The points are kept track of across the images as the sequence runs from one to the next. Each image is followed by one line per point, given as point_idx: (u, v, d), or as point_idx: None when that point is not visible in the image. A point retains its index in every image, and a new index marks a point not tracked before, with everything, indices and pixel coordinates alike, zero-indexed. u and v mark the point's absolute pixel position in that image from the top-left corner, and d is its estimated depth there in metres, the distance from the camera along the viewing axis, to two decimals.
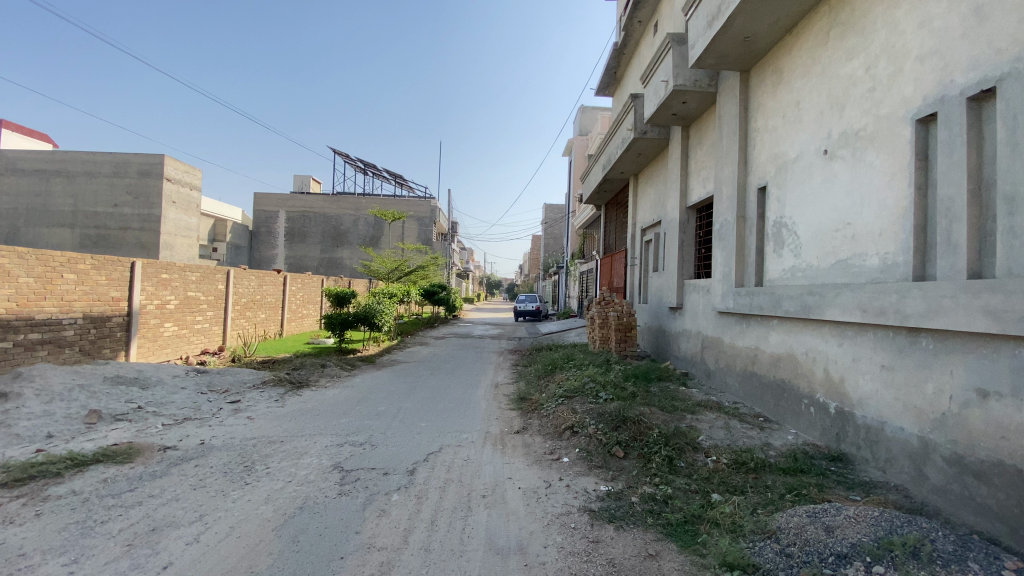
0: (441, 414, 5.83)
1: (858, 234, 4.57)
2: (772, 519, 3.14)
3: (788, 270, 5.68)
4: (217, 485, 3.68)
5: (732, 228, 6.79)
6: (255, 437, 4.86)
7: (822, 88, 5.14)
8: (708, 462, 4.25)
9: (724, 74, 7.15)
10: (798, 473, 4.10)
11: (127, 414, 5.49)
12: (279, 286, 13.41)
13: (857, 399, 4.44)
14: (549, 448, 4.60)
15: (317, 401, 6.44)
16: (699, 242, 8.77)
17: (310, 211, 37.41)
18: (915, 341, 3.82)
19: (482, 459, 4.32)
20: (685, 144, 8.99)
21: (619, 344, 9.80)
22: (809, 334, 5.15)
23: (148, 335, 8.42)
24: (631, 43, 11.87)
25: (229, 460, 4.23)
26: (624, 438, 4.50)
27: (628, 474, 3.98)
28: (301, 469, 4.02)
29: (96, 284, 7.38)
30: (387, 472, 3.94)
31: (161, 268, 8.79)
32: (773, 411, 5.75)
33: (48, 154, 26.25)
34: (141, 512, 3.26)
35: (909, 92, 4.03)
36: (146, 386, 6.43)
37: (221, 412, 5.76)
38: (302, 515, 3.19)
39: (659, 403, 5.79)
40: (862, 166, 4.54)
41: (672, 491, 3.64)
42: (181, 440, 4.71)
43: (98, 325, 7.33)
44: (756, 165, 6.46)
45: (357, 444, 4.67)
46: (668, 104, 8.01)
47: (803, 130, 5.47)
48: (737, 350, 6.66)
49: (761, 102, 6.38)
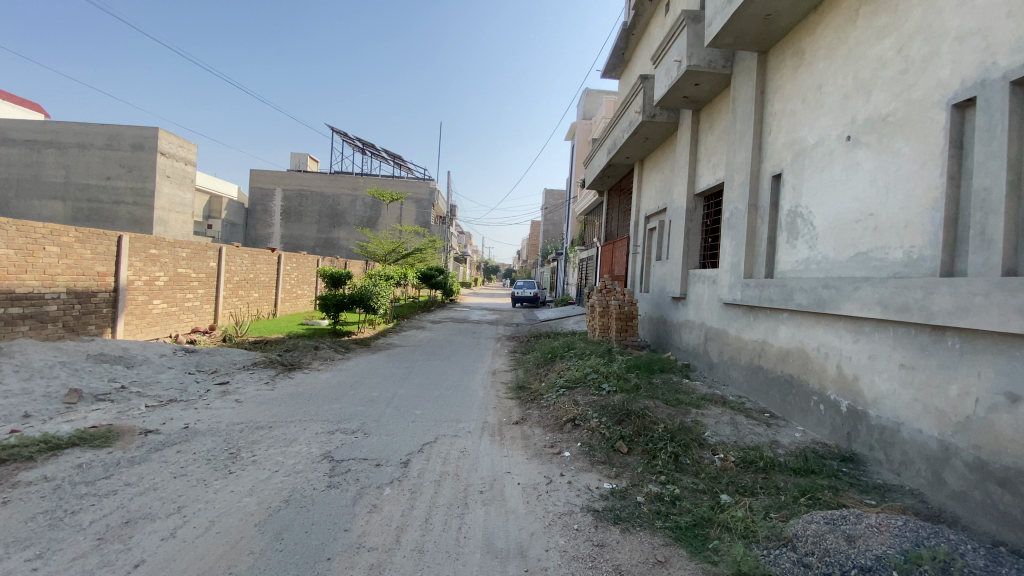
0: (437, 402, 5.62)
1: (881, 226, 4.33)
2: (787, 525, 2.96)
3: (802, 262, 5.44)
4: (199, 474, 3.48)
5: (743, 217, 6.54)
6: (241, 422, 4.64)
7: (848, 70, 4.86)
8: (715, 460, 4.07)
9: (741, 55, 6.84)
10: (810, 473, 3.92)
11: (110, 393, 5.25)
12: (273, 265, 13.13)
13: (871, 399, 4.27)
14: (549, 442, 4.39)
15: (308, 384, 6.25)
16: (705, 231, 8.53)
17: (306, 189, 36.78)
18: (940, 341, 3.63)
19: (479, 451, 4.12)
20: (695, 128, 8.68)
21: (619, 334, 9.66)
22: (821, 329, 4.94)
23: (137, 312, 8.18)
24: (641, 24, 11.49)
25: (214, 446, 4.02)
26: (628, 432, 4.29)
27: (632, 471, 3.78)
28: (288, 458, 3.81)
29: (81, 258, 7.08)
30: (379, 463, 3.74)
31: (150, 243, 8.49)
32: (779, 407, 5.58)
33: (42, 125, 25.80)
34: (115, 503, 3.05)
35: (945, 76, 3.79)
36: (131, 364, 6.20)
37: (208, 394, 5.54)
38: (287, 510, 2.98)
39: (662, 395, 5.59)
40: (889, 154, 4.29)
41: (680, 490, 3.47)
42: (164, 424, 4.49)
43: (82, 300, 7.07)
44: (771, 152, 6.19)
45: (349, 432, 4.45)
46: (680, 85, 7.71)
47: (824, 114, 5.19)
48: (743, 343, 6.46)
49: (779, 85, 6.09)
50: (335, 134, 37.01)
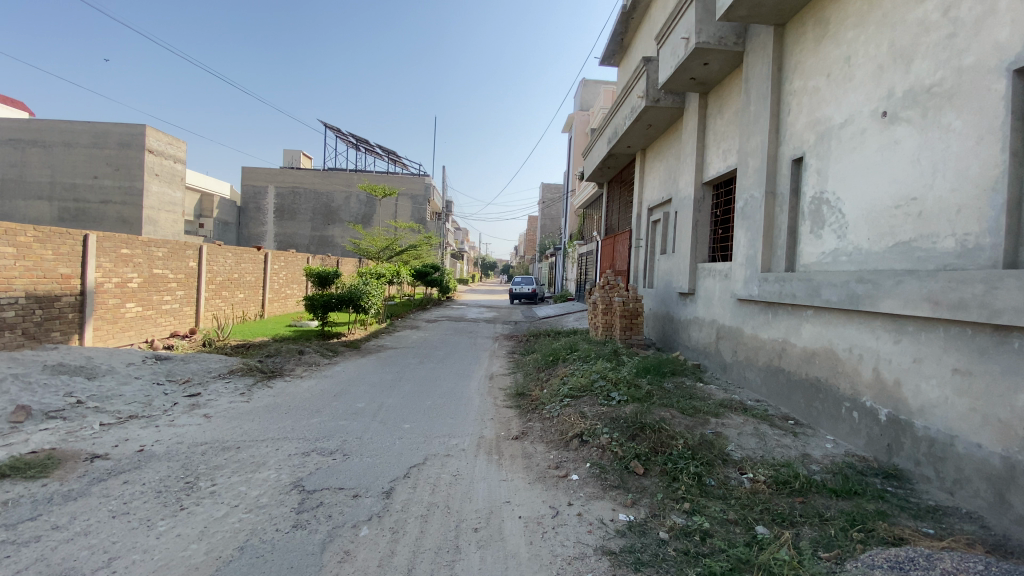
0: (428, 414, 5.09)
1: (927, 212, 3.81)
2: (842, 571, 2.45)
3: (829, 254, 4.94)
4: (143, 512, 2.96)
5: (760, 205, 6.02)
6: (206, 442, 4.12)
7: (882, 37, 4.33)
8: (743, 481, 3.56)
9: (754, 30, 6.30)
10: (853, 495, 3.41)
11: (63, 410, 4.70)
12: (259, 264, 12.56)
13: (917, 407, 3.76)
14: (554, 462, 3.88)
15: (288, 394, 5.72)
16: (714, 222, 8.02)
17: (299, 186, 36.10)
18: (1003, 343, 3.12)
19: (474, 475, 3.60)
20: (704, 113, 8.14)
21: (624, 333, 9.16)
22: (854, 328, 4.43)
23: (108, 317, 7.64)
24: (642, 6, 10.93)
25: (168, 474, 3.49)
26: (643, 450, 3.79)
27: (651, 498, 3.27)
28: (252, 488, 3.29)
29: (41, 259, 6.52)
30: (357, 493, 3.22)
31: (121, 242, 7.94)
32: (804, 414, 5.08)
33: (26, 123, 25.10)
34: (35, 553, 2.53)
35: (1004, 37, 3.27)
36: (94, 376, 5.66)
37: (174, 409, 5.01)
38: (240, 561, 2.46)
39: (677, 403, 5.08)
40: (936, 130, 3.77)
41: (708, 522, 2.96)
42: (117, 446, 3.96)
43: (45, 305, 6.53)
44: (791, 134, 5.67)
45: (326, 453, 3.93)
46: (688, 65, 7.16)
47: (853, 89, 4.67)
48: (761, 342, 5.96)
49: (799, 60, 5.56)
50: (327, 130, 36.29)
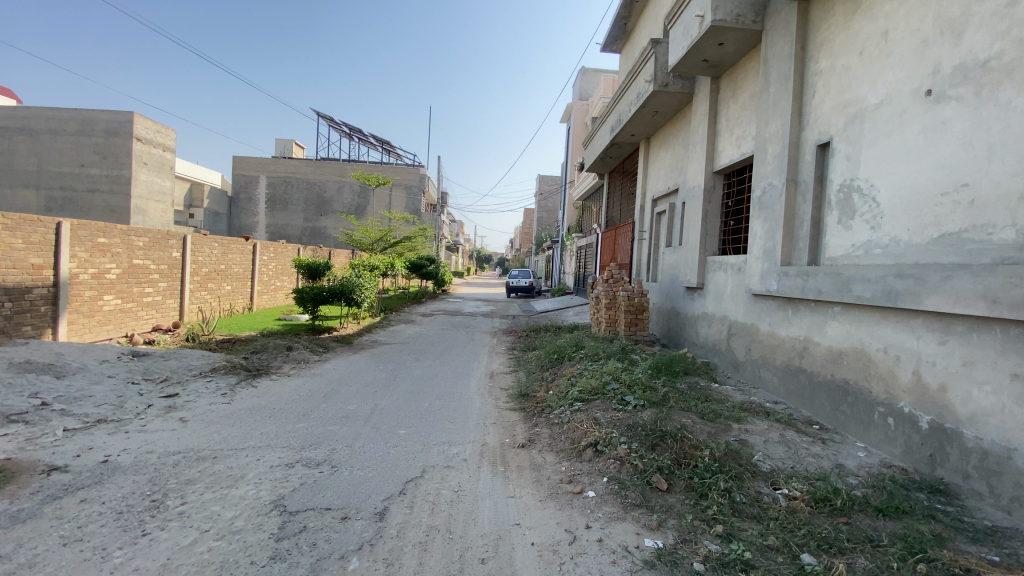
0: (426, 418, 4.70)
1: (981, 200, 3.44)
2: None
3: (860, 246, 4.58)
4: (100, 539, 2.56)
5: (780, 195, 5.64)
6: (179, 452, 3.71)
7: (927, 7, 3.93)
8: (777, 498, 3.21)
9: (775, 7, 5.89)
10: (902, 514, 3.05)
11: (26, 413, 4.27)
12: (246, 255, 12.07)
13: (967, 416, 3.40)
14: (566, 475, 3.51)
15: (273, 395, 5.31)
16: (726, 212, 7.64)
17: (292, 176, 35.42)
18: None
19: (479, 490, 3.23)
20: (716, 97, 7.74)
21: (629, 328, 8.75)
22: (890, 327, 4.07)
23: (84, 310, 7.17)
24: None
25: (134, 490, 3.09)
26: (666, 463, 3.43)
27: (679, 518, 2.91)
28: (227, 508, 2.89)
29: (10, 248, 6.06)
30: (347, 515, 2.83)
31: (98, 231, 7.46)
32: (830, 418, 4.73)
33: (12, 111, 24.42)
34: None
35: None
36: (63, 374, 5.22)
37: (149, 412, 4.59)
38: None
39: (694, 407, 4.72)
40: (993, 108, 3.39)
41: (748, 551, 2.59)
42: (79, 457, 3.55)
43: (15, 297, 6.07)
44: (815, 118, 5.28)
45: (313, 464, 3.53)
46: (702, 45, 6.74)
47: (892, 66, 4.27)
48: (780, 340, 5.61)
49: (826, 37, 5.17)
50: (321, 119, 35.59)
